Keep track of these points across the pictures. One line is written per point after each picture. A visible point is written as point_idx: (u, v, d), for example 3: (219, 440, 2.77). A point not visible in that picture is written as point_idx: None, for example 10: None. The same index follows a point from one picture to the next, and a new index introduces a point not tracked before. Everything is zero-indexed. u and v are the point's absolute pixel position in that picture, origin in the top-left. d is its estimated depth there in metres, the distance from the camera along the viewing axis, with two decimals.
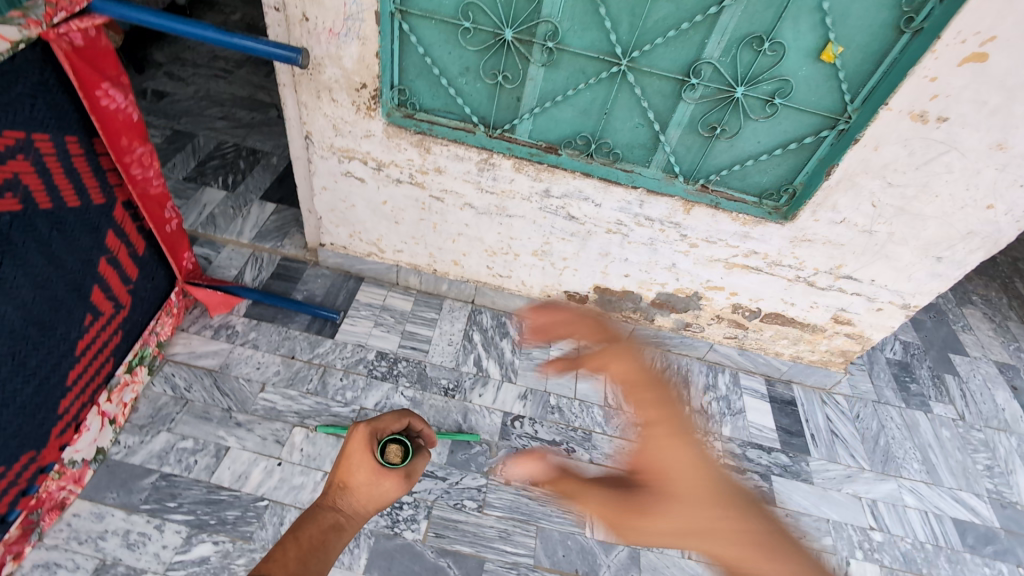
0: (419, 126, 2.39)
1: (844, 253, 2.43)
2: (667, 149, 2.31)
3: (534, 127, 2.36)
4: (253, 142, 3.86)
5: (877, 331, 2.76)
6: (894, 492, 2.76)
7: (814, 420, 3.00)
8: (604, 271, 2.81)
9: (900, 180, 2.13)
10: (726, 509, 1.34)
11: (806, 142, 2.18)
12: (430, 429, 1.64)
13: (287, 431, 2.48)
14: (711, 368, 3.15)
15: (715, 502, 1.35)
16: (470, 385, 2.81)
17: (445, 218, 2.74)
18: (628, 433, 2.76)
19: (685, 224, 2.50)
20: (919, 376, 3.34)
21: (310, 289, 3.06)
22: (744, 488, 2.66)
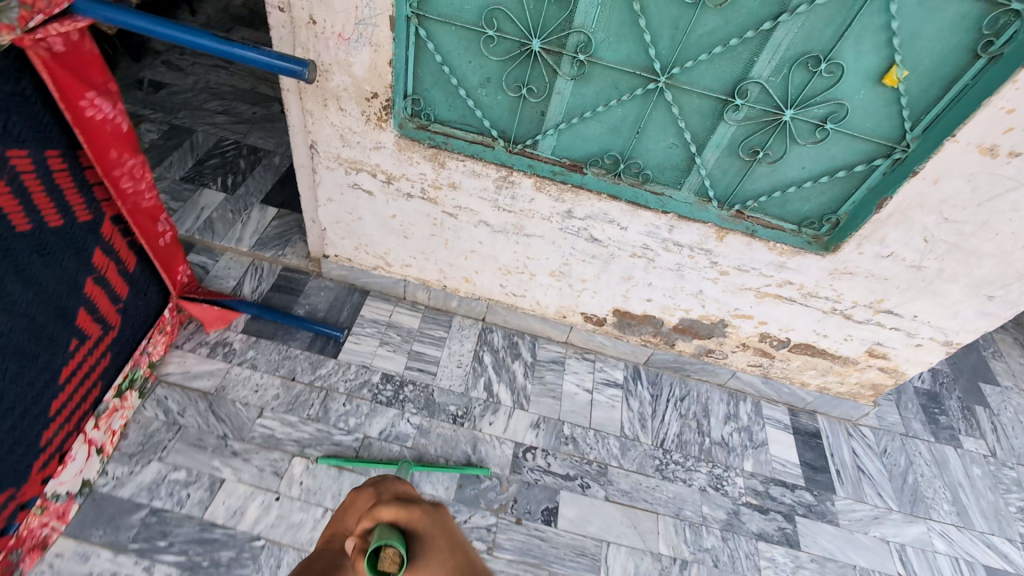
0: (434, 139, 2.21)
1: (887, 288, 2.26)
2: (702, 172, 2.13)
3: (558, 143, 2.18)
4: (254, 139, 3.66)
5: (914, 366, 2.59)
6: (924, 536, 2.62)
7: (839, 455, 2.85)
8: (625, 295, 2.65)
9: (958, 216, 1.95)
10: None
11: (856, 170, 2.00)
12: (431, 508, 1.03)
13: (286, 462, 2.34)
14: (733, 396, 2.99)
15: None
16: (479, 412, 2.66)
17: (458, 235, 2.57)
18: (646, 468, 2.62)
19: (717, 252, 2.32)
20: (949, 407, 3.18)
21: (312, 302, 2.90)
22: (767, 530, 2.52)
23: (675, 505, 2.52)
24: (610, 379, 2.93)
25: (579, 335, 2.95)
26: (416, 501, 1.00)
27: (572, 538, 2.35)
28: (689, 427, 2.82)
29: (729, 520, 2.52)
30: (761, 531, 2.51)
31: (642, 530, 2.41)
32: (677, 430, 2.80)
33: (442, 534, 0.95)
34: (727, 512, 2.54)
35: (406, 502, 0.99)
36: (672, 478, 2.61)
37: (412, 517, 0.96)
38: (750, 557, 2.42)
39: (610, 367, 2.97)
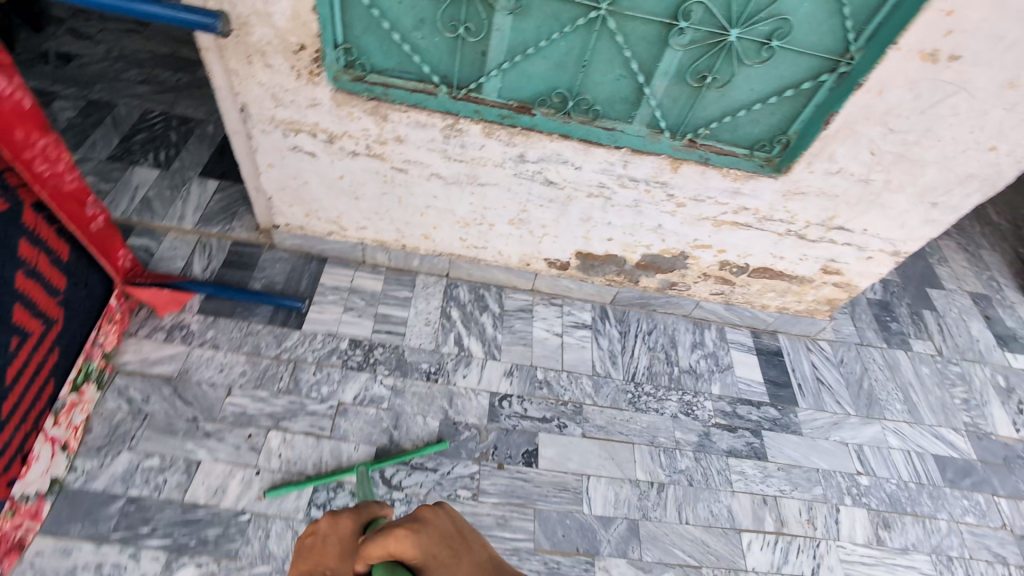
0: (372, 91, 2.10)
1: (838, 205, 2.31)
2: (652, 103, 2.09)
3: (503, 84, 2.09)
4: (183, 108, 3.43)
5: (865, 278, 2.70)
6: (879, 435, 2.80)
7: (800, 369, 2.99)
8: (586, 236, 2.64)
9: (903, 125, 1.98)
10: None
11: (803, 87, 1.99)
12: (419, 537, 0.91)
13: (262, 437, 2.33)
14: (698, 325, 3.07)
15: None
16: (452, 367, 2.67)
17: (411, 191, 2.49)
18: (619, 402, 2.70)
19: (672, 183, 2.31)
20: (899, 314, 3.34)
21: (269, 275, 2.81)
22: (736, 446, 2.65)
23: (649, 434, 2.62)
24: (579, 321, 2.96)
25: (545, 282, 2.95)
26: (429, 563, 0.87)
27: (554, 476, 2.43)
28: (658, 359, 2.91)
29: (700, 441, 2.64)
30: (731, 448, 2.64)
31: (619, 461, 2.51)
32: (647, 363, 2.88)
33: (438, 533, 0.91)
34: (698, 435, 2.66)
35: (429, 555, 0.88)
36: (645, 409, 2.70)
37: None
38: (722, 473, 2.56)
39: (578, 310, 3.00)
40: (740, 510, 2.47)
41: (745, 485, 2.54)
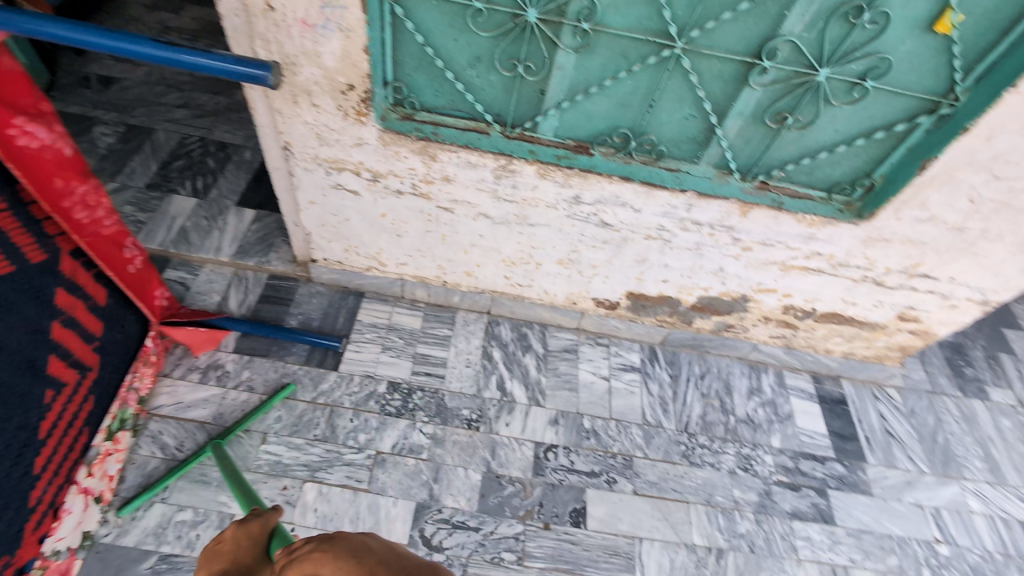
0: (421, 130, 1.98)
1: (924, 253, 2.11)
2: (723, 144, 1.92)
3: (560, 123, 1.96)
4: (220, 133, 3.37)
5: (946, 327, 2.47)
6: (958, 497, 2.56)
7: (867, 420, 2.76)
8: (639, 277, 2.47)
9: (1011, 172, 1.77)
10: None
11: (896, 129, 1.80)
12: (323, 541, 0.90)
13: (297, 489, 2.22)
14: (754, 369, 2.87)
15: None
16: (494, 414, 2.53)
17: (456, 229, 2.36)
18: (672, 455, 2.52)
19: (740, 227, 2.13)
20: (974, 358, 3.07)
21: (305, 311, 2.72)
22: (801, 507, 2.45)
23: (705, 492, 2.44)
24: (626, 363, 2.79)
25: (591, 321, 2.79)
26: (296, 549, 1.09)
27: (603, 538, 2.26)
28: (712, 406, 2.71)
29: (761, 501, 2.44)
30: (795, 510, 2.44)
31: (674, 522, 2.34)
32: (700, 412, 2.68)
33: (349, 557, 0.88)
34: (759, 494, 2.46)
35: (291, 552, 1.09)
36: (700, 463, 2.52)
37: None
38: (786, 539, 2.36)
39: (626, 350, 2.83)
40: None
41: (812, 553, 2.33)
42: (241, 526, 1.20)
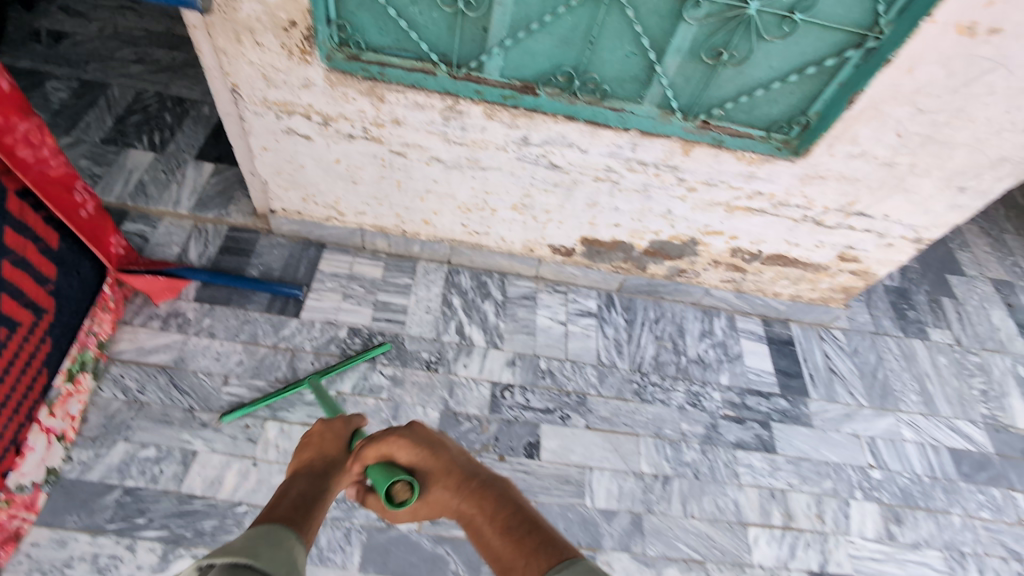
0: (368, 70, 1.99)
1: (858, 190, 2.19)
2: (664, 82, 1.97)
3: (506, 62, 1.98)
4: (178, 88, 3.33)
5: (884, 266, 2.59)
6: (893, 428, 2.72)
7: (812, 359, 2.90)
8: (592, 221, 2.54)
9: (933, 105, 1.85)
10: (471, 487, 1.38)
11: (826, 64, 1.86)
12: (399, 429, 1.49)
13: (259, 427, 2.30)
14: (707, 313, 2.97)
15: (469, 478, 1.40)
16: (453, 356, 2.61)
17: (410, 175, 2.40)
18: (624, 393, 2.64)
19: (684, 167, 2.20)
20: (918, 301, 3.21)
21: (267, 262, 2.75)
22: (744, 439, 2.59)
23: (654, 426, 2.56)
24: (584, 309, 2.87)
25: (549, 268, 2.87)
26: (386, 431, 1.47)
27: (556, 468, 2.38)
28: (665, 348, 2.82)
29: (707, 433, 2.58)
30: (738, 441, 2.58)
31: (623, 453, 2.46)
32: (653, 353, 2.80)
33: (418, 447, 1.46)
34: (705, 427, 2.60)
35: (384, 435, 1.46)
36: (651, 399, 2.64)
37: (399, 450, 1.46)
38: (729, 466, 2.50)
39: (583, 297, 2.91)
40: (747, 504, 2.42)
41: (752, 478, 2.48)
42: (328, 423, 1.59)
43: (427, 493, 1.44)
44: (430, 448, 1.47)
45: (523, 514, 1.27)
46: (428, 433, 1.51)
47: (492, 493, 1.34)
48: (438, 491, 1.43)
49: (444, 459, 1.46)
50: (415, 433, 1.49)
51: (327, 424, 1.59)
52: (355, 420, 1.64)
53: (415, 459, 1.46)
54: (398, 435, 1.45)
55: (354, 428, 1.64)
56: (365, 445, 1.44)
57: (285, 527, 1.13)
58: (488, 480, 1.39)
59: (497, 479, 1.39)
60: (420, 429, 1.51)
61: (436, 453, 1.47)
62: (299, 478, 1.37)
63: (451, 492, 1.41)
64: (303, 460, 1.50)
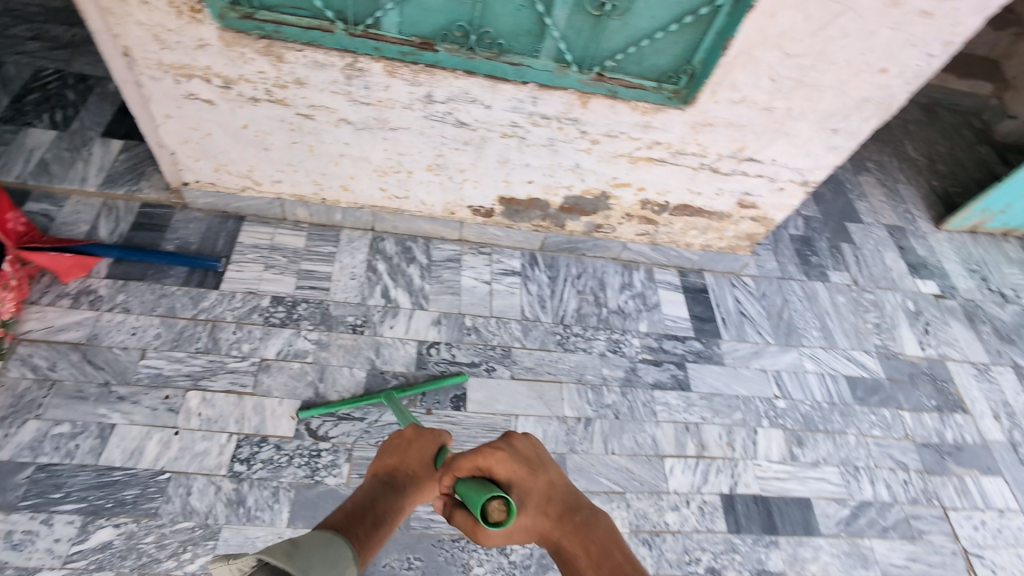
0: (262, 29, 2.00)
1: (746, 135, 2.36)
2: (555, 35, 2.06)
3: (402, 18, 2.02)
4: (80, 66, 3.20)
5: (779, 211, 2.79)
6: (797, 361, 2.94)
7: (724, 304, 3.09)
8: (506, 179, 2.62)
9: (797, 49, 2.02)
10: (571, 517, 1.39)
11: (701, 13, 1.99)
12: (503, 444, 1.47)
13: (180, 397, 2.28)
14: (627, 267, 3.11)
15: (570, 509, 1.41)
16: (379, 319, 2.66)
17: (321, 138, 2.41)
18: (548, 344, 2.75)
19: (584, 119, 2.31)
20: (820, 248, 3.46)
21: (183, 236, 2.71)
22: (662, 379, 2.74)
23: (577, 372, 2.68)
24: (507, 269, 2.96)
25: (471, 231, 2.94)
26: (493, 446, 1.45)
27: (482, 417, 2.47)
28: (587, 301, 2.95)
29: (627, 376, 2.71)
30: (656, 381, 2.73)
31: (547, 399, 2.57)
32: (576, 306, 2.91)
33: (520, 466, 1.44)
34: (625, 370, 2.73)
35: (490, 448, 1.44)
36: (573, 348, 2.76)
37: (498, 464, 1.42)
38: (647, 405, 2.64)
39: (507, 257, 3.00)
40: (664, 438, 2.56)
41: (669, 415, 2.63)
42: (421, 434, 1.67)
43: (523, 513, 1.40)
44: (529, 469, 1.45)
45: (621, 565, 1.29)
46: (527, 454, 1.49)
47: (592, 531, 1.37)
48: (531, 514, 1.40)
49: (541, 484, 1.45)
50: (519, 452, 1.47)
51: (415, 436, 1.66)
52: (443, 440, 1.68)
53: (514, 477, 1.43)
54: (502, 450, 1.43)
55: (440, 446, 1.68)
56: (467, 458, 1.41)
57: (345, 545, 1.26)
58: (590, 518, 1.40)
59: (598, 519, 1.40)
60: (523, 447, 1.50)
61: (535, 475, 1.45)
62: (378, 488, 1.51)
63: (550, 518, 1.40)
64: (387, 467, 1.59)
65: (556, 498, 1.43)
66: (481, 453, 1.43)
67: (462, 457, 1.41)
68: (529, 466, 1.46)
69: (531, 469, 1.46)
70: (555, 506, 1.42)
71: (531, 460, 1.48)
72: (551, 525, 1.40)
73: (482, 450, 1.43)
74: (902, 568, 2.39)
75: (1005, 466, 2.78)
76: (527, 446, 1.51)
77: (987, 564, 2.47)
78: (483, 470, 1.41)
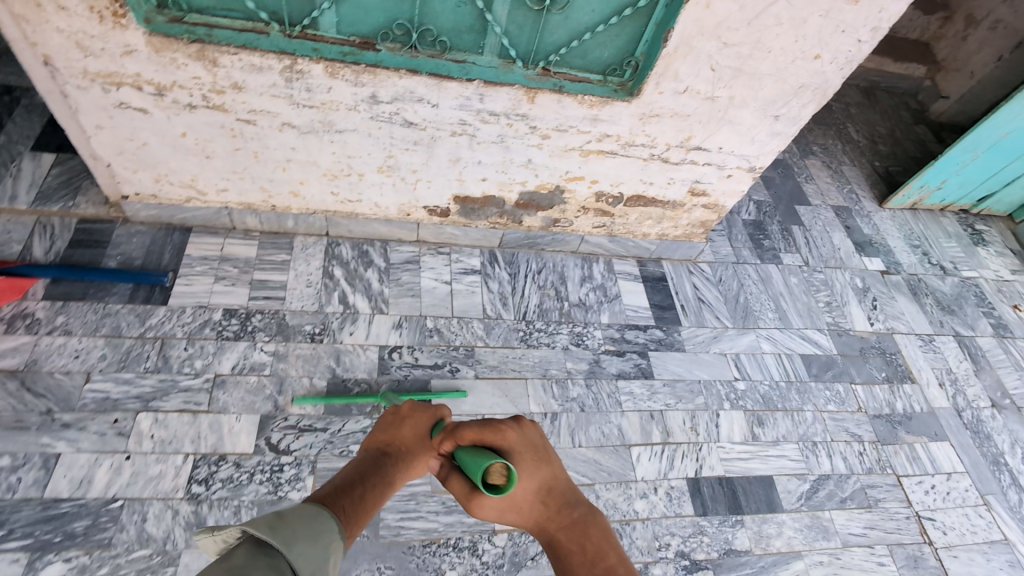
0: (193, 33, 1.94)
1: (692, 125, 2.40)
2: (497, 31, 2.05)
3: (340, 18, 1.99)
4: (3, 77, 3.02)
5: (730, 197, 2.85)
6: (754, 343, 3.01)
7: (683, 291, 3.14)
8: (459, 178, 2.60)
9: (735, 39, 2.06)
10: (570, 511, 1.28)
11: (640, 6, 2.02)
12: (513, 423, 1.38)
13: (130, 420, 2.18)
14: (586, 260, 3.13)
15: (570, 504, 1.29)
16: (338, 326, 2.61)
17: (265, 144, 2.34)
18: (511, 341, 2.74)
19: (532, 115, 2.31)
20: (772, 231, 3.56)
21: (125, 251, 2.60)
22: (625, 369, 2.78)
23: (541, 368, 2.69)
24: (467, 268, 2.94)
25: (429, 231, 2.90)
26: (503, 423, 1.35)
27: None
28: (548, 296, 2.95)
29: (591, 368, 2.74)
30: (620, 372, 2.76)
31: (512, 396, 2.57)
32: (537, 301, 2.92)
33: (526, 447, 1.35)
34: (589, 362, 2.75)
35: (499, 425, 1.35)
36: (537, 344, 2.76)
37: (506, 438, 1.34)
38: (612, 396, 2.67)
39: (466, 256, 2.98)
40: (629, 427, 2.59)
41: (633, 404, 2.67)
42: (419, 410, 1.53)
43: (523, 492, 1.28)
44: (536, 454, 1.35)
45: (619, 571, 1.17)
46: (536, 441, 1.38)
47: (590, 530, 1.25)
48: (529, 495, 1.29)
49: (546, 473, 1.32)
50: (527, 436, 1.37)
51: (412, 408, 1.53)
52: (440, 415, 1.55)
53: (518, 455, 1.33)
54: (511, 426, 1.35)
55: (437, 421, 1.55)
56: (478, 425, 1.34)
57: (334, 520, 1.20)
58: (589, 518, 1.28)
59: (598, 520, 1.28)
60: (531, 434, 1.40)
61: (542, 460, 1.34)
62: (368, 461, 1.42)
63: (549, 508, 1.28)
64: (380, 441, 1.48)
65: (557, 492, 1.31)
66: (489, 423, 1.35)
67: (469, 423, 1.35)
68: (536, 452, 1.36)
69: (537, 456, 1.35)
70: (553, 499, 1.30)
71: (539, 449, 1.37)
72: (548, 516, 1.29)
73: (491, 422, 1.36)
74: (861, 536, 2.48)
75: (952, 431, 2.91)
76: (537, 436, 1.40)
77: (939, 526, 2.58)
78: (488, 440, 1.33)
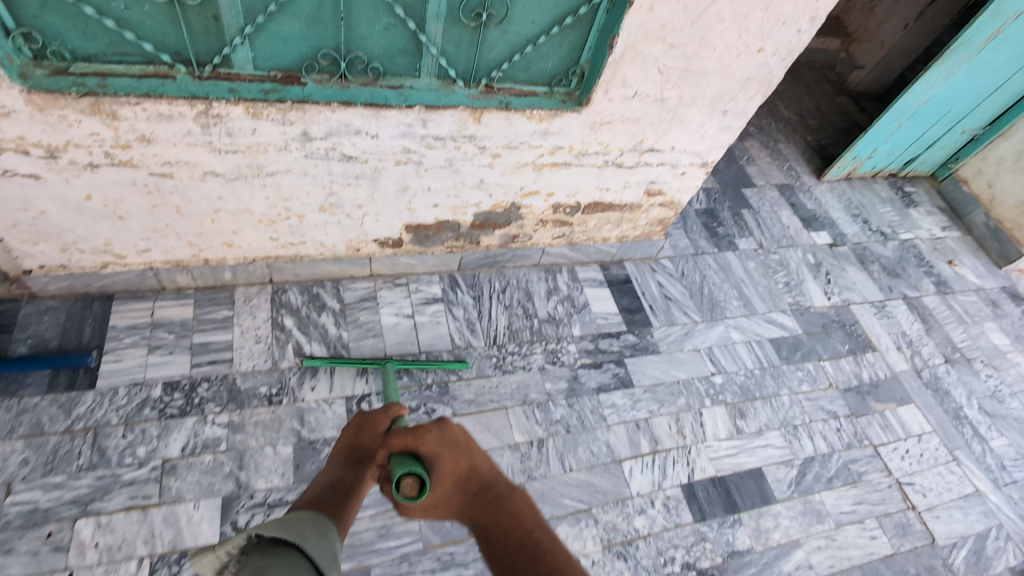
0: (82, 84, 1.68)
1: (643, 128, 2.33)
2: (434, 51, 1.90)
3: (256, 52, 1.78)
4: None
5: (685, 193, 2.83)
6: (724, 334, 3.02)
7: (649, 291, 3.11)
8: (409, 207, 2.43)
9: (679, 39, 2.01)
10: (484, 495, 1.27)
11: (580, 13, 1.92)
12: (436, 422, 1.33)
13: (67, 531, 1.91)
14: (549, 271, 3.04)
15: (485, 488, 1.28)
16: (297, 382, 2.40)
17: (187, 197, 2.09)
18: (485, 370, 2.61)
19: (480, 135, 2.17)
20: (724, 218, 3.59)
21: (36, 332, 2.27)
22: (604, 381, 2.71)
23: (520, 394, 2.57)
24: (429, 296, 2.78)
25: (383, 264, 2.72)
26: (422, 427, 1.30)
27: None
28: (516, 315, 2.84)
29: (570, 386, 2.65)
30: (600, 385, 2.69)
31: (495, 429, 2.44)
32: (506, 322, 2.80)
33: (445, 446, 1.31)
34: (568, 380, 2.67)
35: (416, 429, 1.29)
36: (512, 369, 2.65)
37: (426, 438, 1.28)
38: (595, 411, 2.60)
39: (426, 284, 2.82)
40: (617, 442, 2.53)
41: (618, 416, 2.61)
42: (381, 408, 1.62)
43: (439, 485, 1.27)
44: (454, 448, 1.31)
45: (533, 535, 1.16)
46: (455, 433, 1.34)
47: (503, 507, 1.24)
48: (449, 489, 1.29)
49: (462, 462, 1.31)
50: (449, 432, 1.33)
51: (372, 411, 1.60)
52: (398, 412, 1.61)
53: (437, 455, 1.28)
54: (432, 429, 1.30)
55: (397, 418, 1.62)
56: (400, 434, 1.28)
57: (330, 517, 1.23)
58: (506, 492, 1.28)
59: (518, 493, 1.27)
60: (451, 428, 1.35)
61: (459, 452, 1.32)
62: (340, 466, 1.47)
63: (466, 496, 1.29)
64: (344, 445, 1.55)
65: (473, 477, 1.30)
66: (409, 430, 1.30)
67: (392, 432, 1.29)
68: (455, 442, 1.33)
69: (455, 446, 1.32)
70: (471, 485, 1.30)
71: (458, 440, 1.33)
72: (466, 502, 1.29)
73: (411, 428, 1.30)
74: (850, 513, 2.53)
75: (915, 393, 3.04)
76: (458, 428, 1.36)
77: (919, 489, 2.68)
78: (410, 448, 1.28)
